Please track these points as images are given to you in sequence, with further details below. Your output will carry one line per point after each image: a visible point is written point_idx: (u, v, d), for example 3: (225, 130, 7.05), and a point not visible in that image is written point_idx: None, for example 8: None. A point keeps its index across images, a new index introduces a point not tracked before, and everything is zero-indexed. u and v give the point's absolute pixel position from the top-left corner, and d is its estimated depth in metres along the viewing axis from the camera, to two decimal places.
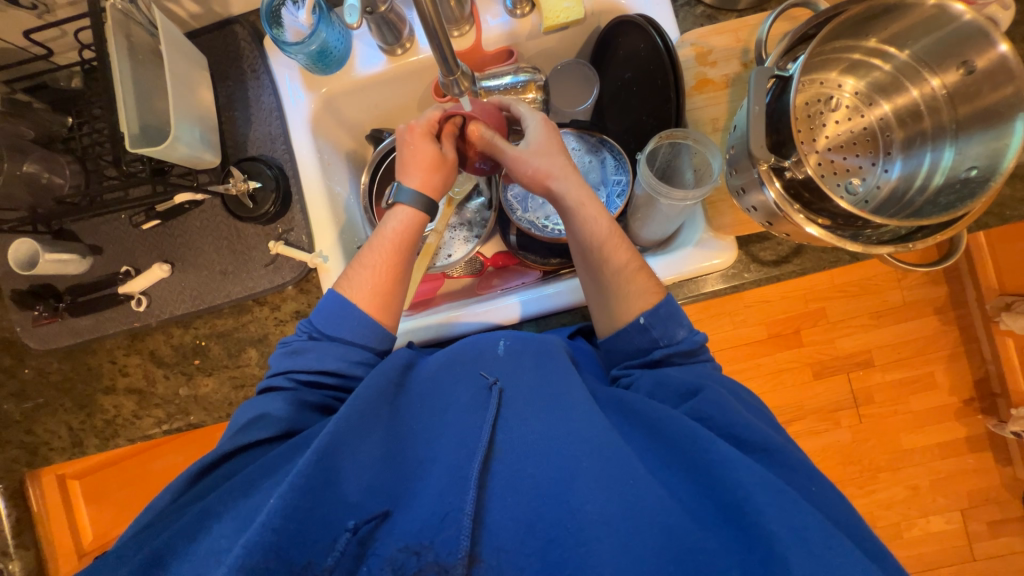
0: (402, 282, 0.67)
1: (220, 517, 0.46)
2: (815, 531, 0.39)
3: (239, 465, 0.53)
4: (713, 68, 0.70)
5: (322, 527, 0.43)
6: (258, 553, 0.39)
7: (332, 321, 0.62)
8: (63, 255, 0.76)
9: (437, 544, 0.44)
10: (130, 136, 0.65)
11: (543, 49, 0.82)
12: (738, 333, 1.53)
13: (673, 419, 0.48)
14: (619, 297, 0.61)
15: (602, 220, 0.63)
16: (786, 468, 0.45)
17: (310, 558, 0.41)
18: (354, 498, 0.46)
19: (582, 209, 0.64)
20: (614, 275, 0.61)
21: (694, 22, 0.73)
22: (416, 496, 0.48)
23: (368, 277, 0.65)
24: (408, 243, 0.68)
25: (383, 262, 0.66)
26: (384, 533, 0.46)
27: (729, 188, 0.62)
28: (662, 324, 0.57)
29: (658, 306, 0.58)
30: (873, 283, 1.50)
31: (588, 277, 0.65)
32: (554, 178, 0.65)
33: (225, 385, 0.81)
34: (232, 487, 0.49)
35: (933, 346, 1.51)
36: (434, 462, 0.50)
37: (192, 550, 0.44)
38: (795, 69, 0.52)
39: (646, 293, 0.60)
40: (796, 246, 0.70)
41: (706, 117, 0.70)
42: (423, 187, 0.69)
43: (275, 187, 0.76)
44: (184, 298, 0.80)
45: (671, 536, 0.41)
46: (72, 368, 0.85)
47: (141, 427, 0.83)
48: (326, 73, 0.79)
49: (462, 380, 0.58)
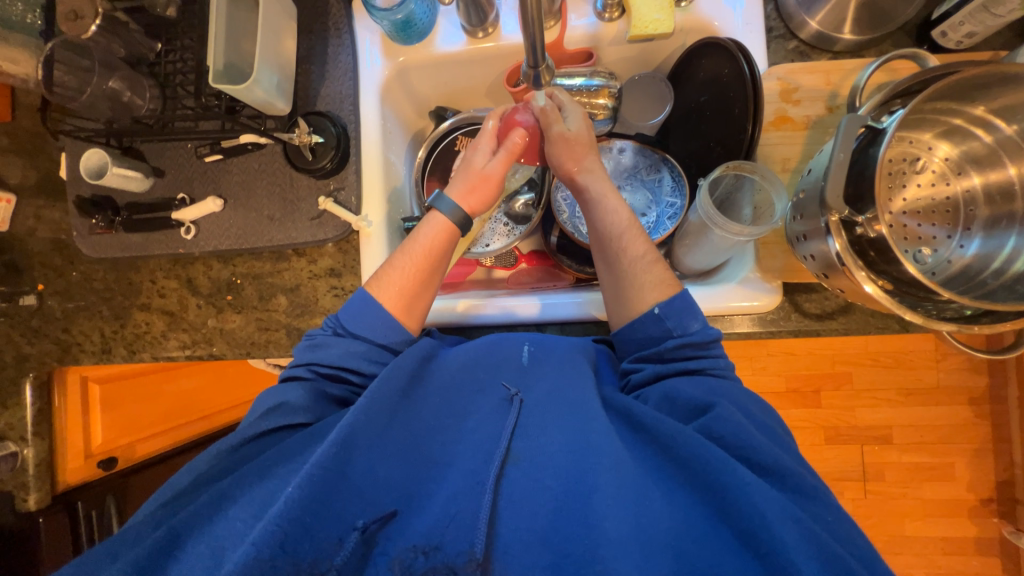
0: (429, 286, 0.68)
1: (237, 501, 0.49)
2: (835, 558, 0.41)
3: (260, 449, 0.55)
4: (795, 107, 0.67)
5: (334, 523, 0.45)
6: (266, 549, 0.41)
7: (356, 318, 0.63)
8: (129, 172, 0.80)
9: (446, 545, 0.46)
10: (213, 70, 0.68)
11: (623, 57, 0.80)
12: (756, 380, 1.50)
13: (685, 435, 0.49)
14: (634, 286, 0.63)
15: (623, 211, 0.67)
16: (803, 495, 0.46)
17: (317, 556, 0.43)
18: (367, 494, 0.48)
19: (604, 200, 0.68)
20: (631, 264, 0.64)
21: (785, 56, 0.71)
22: (428, 500, 0.50)
23: (393, 278, 0.66)
24: (442, 253, 0.69)
25: (413, 266, 0.66)
26: (393, 532, 0.47)
27: (789, 233, 0.61)
28: (675, 317, 0.59)
29: (673, 299, 0.59)
30: (908, 358, 1.44)
31: (608, 273, 0.67)
32: (582, 171, 0.70)
33: (251, 324, 0.84)
34: (250, 471, 0.51)
35: (959, 437, 1.44)
36: (454, 466, 0.53)
37: (205, 531, 0.47)
38: (890, 122, 0.50)
39: (658, 285, 0.62)
40: (845, 304, 0.67)
41: (777, 155, 0.68)
42: (465, 205, 0.71)
43: (336, 145, 0.78)
44: (228, 235, 0.82)
45: (684, 560, 0.42)
46: (116, 279, 0.89)
47: (166, 347, 0.87)
48: (406, 43, 0.80)
49: (482, 391, 0.60)
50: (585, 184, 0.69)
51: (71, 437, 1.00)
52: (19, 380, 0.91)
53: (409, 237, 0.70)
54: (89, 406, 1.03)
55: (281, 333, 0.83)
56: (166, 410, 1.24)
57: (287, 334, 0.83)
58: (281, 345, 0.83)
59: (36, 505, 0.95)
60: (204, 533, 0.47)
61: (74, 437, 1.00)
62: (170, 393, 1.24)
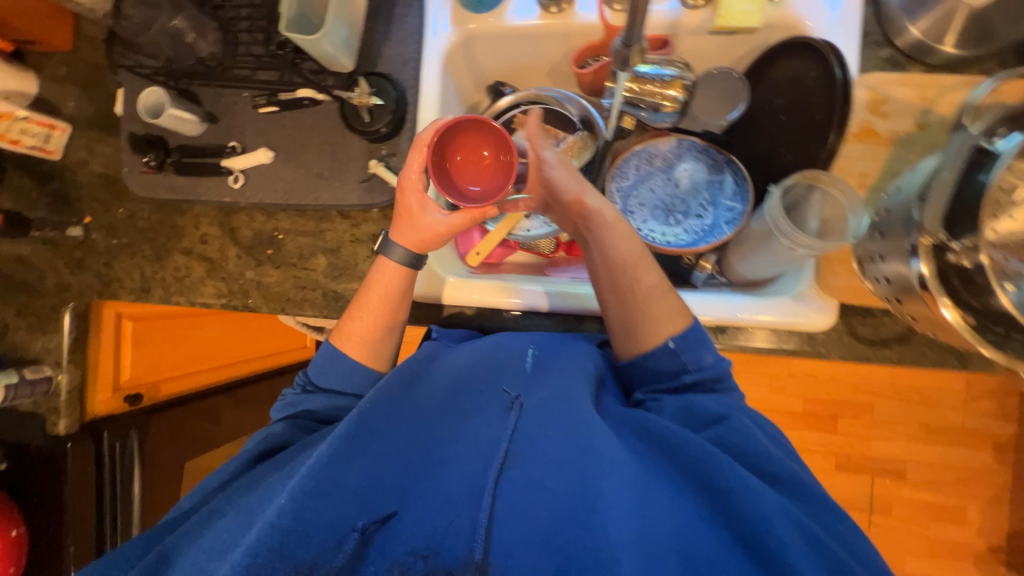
0: (393, 326, 0.71)
1: (224, 514, 0.53)
2: (837, 565, 0.43)
3: (255, 475, 0.58)
4: (882, 120, 0.65)
5: (331, 527, 0.48)
6: (264, 555, 0.45)
7: (321, 372, 0.68)
8: (185, 114, 0.79)
9: (443, 549, 0.48)
10: (286, 20, 0.69)
11: (697, 49, 0.76)
12: (772, 398, 1.46)
13: (689, 442, 0.52)
14: (647, 319, 0.62)
15: (635, 242, 0.64)
16: (810, 504, 0.50)
17: (316, 557, 0.46)
18: (363, 497, 0.50)
19: (614, 230, 0.64)
20: (645, 296, 0.62)
21: (876, 64, 0.68)
22: (423, 498, 0.52)
23: (355, 326, 0.69)
24: (399, 295, 0.70)
25: (371, 312, 0.69)
26: (390, 534, 0.49)
27: (863, 253, 0.62)
28: (691, 350, 0.60)
29: (687, 330, 0.60)
30: (933, 395, 1.40)
31: (615, 310, 0.64)
32: (589, 193, 0.65)
33: (288, 281, 0.84)
34: (237, 488, 0.56)
35: (975, 481, 1.40)
36: (450, 465, 0.54)
37: (195, 542, 0.51)
38: (1005, 146, 0.47)
39: (670, 317, 0.61)
40: (903, 333, 0.65)
41: (854, 169, 0.65)
42: (408, 243, 0.69)
43: (393, 109, 0.76)
44: (275, 188, 0.82)
45: (690, 564, 0.43)
46: (160, 221, 0.90)
47: (202, 294, 0.87)
48: (476, 11, 0.78)
49: (484, 389, 0.62)
50: (595, 206, 0.65)
51: (103, 367, 1.01)
52: (58, 308, 0.93)
53: (365, 281, 0.71)
54: (122, 340, 1.04)
55: (317, 294, 0.83)
56: (191, 354, 1.25)
57: (323, 295, 0.83)
58: (316, 305, 0.83)
59: (65, 431, 0.96)
60: (192, 548, 0.50)
61: (105, 368, 1.02)
62: (195, 338, 1.24)
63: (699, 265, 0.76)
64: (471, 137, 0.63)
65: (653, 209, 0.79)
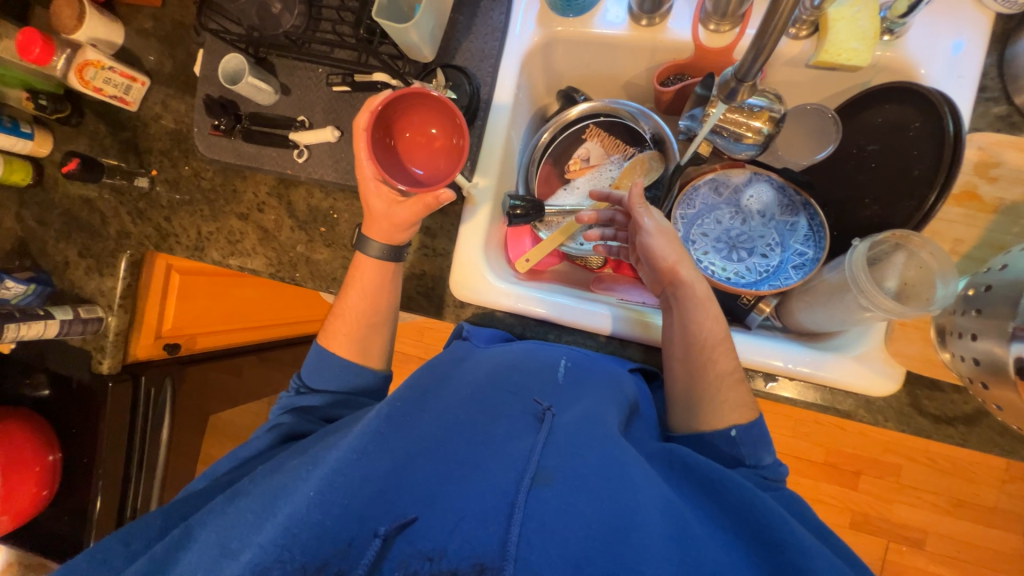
0: (379, 319, 0.72)
1: (247, 493, 0.53)
2: None
3: (281, 460, 0.59)
4: (989, 184, 0.62)
5: (358, 528, 0.47)
6: (287, 551, 0.45)
7: (314, 373, 0.71)
8: (261, 84, 0.80)
9: (449, 552, 0.45)
10: (380, 6, 0.68)
11: (789, 81, 0.72)
12: (794, 444, 1.40)
13: (732, 483, 0.51)
14: (711, 401, 0.60)
15: (720, 324, 0.62)
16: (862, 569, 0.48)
17: (326, 558, 0.45)
18: (390, 498, 0.49)
19: (701, 306, 0.63)
20: (716, 378, 0.60)
21: (989, 122, 0.63)
22: (446, 502, 0.49)
23: (339, 324, 0.72)
24: (378, 288, 0.72)
25: (352, 308, 0.72)
26: (408, 538, 0.47)
27: (944, 326, 0.59)
28: (751, 445, 0.57)
29: (752, 426, 0.58)
30: (968, 468, 1.33)
31: (680, 386, 0.63)
32: (685, 266, 0.65)
33: (337, 261, 0.85)
34: (263, 470, 0.57)
35: (999, 563, 1.33)
36: (477, 469, 0.51)
37: (218, 518, 0.51)
38: None
39: (736, 407, 0.59)
40: (972, 414, 0.61)
41: (949, 235, 0.64)
42: (379, 238, 0.71)
43: (467, 103, 0.75)
44: (337, 168, 0.82)
45: None
46: (221, 183, 0.92)
47: (252, 260, 0.89)
48: (564, 14, 0.75)
49: (515, 395, 0.60)
50: (687, 279, 0.64)
51: (149, 314, 1.05)
52: (116, 254, 0.97)
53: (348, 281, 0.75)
54: (168, 289, 1.08)
55: None
56: (226, 312, 1.29)
57: None
58: None
59: (108, 370, 1.00)
60: (212, 524, 0.51)
61: (150, 315, 1.06)
62: (233, 296, 1.28)
63: (758, 307, 0.70)
64: (415, 114, 0.65)
65: (716, 242, 0.77)
